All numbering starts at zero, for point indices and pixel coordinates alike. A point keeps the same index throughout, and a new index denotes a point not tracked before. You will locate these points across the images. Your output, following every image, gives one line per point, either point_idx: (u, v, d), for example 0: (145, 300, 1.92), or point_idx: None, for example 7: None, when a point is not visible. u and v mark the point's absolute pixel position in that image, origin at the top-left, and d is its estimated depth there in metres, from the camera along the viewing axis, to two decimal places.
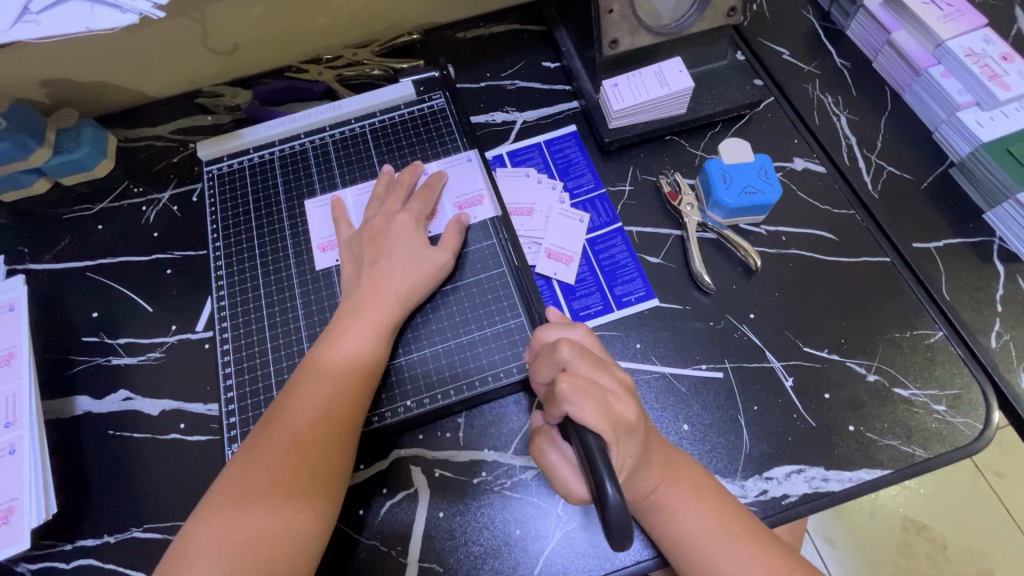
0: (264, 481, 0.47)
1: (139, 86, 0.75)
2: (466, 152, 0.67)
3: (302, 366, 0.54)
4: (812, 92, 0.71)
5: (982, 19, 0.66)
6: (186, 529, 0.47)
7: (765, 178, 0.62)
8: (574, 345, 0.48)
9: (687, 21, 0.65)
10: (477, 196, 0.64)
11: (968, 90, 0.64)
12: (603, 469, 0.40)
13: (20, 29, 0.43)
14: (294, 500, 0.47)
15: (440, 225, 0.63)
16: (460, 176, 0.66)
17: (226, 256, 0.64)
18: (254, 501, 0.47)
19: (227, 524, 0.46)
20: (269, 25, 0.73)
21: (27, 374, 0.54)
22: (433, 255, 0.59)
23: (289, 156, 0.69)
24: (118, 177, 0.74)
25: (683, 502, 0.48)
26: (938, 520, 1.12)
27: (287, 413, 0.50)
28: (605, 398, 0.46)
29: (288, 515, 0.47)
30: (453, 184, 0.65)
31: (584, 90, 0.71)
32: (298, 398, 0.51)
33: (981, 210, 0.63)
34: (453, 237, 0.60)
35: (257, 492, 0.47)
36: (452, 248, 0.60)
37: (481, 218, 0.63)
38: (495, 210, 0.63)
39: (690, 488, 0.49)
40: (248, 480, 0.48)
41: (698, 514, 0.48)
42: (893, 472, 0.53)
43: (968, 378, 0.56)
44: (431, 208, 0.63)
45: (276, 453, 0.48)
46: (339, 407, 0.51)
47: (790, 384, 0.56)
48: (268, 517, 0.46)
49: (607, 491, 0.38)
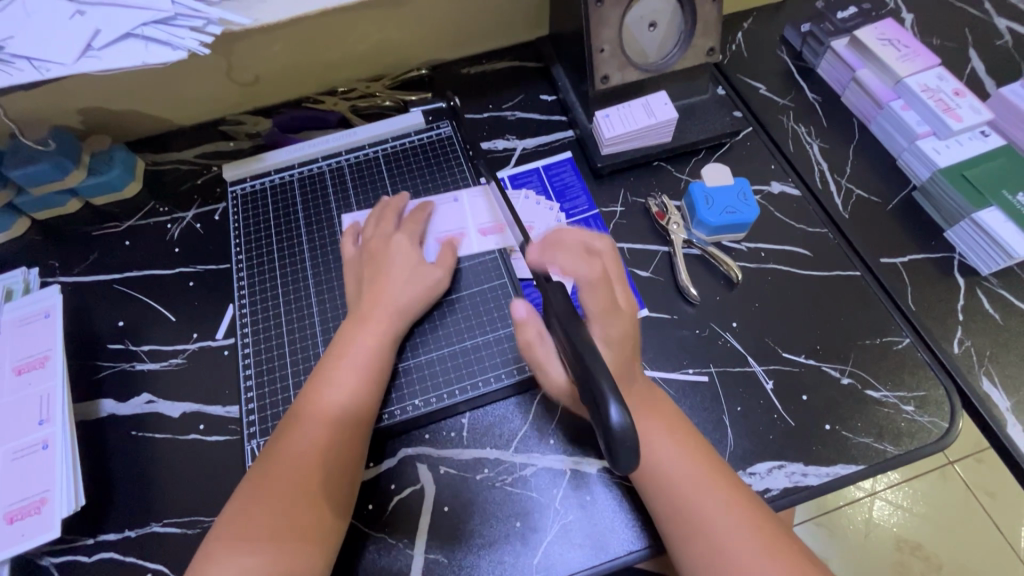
0: (285, 484, 0.51)
1: (166, 114, 0.82)
2: (456, 192, 0.72)
3: (313, 375, 0.57)
4: (787, 122, 0.78)
5: (935, 59, 0.73)
6: (210, 535, 0.49)
7: (744, 200, 0.68)
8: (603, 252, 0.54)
9: (670, 60, 0.72)
10: (460, 233, 0.68)
11: (925, 121, 0.71)
12: (608, 389, 0.36)
13: (85, 62, 0.49)
14: (312, 499, 0.50)
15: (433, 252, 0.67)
16: (448, 212, 0.70)
17: (248, 267, 0.69)
18: (276, 503, 0.50)
19: (249, 525, 0.48)
20: (290, 60, 0.80)
21: (61, 375, 0.58)
22: (431, 271, 0.64)
23: (308, 177, 0.75)
24: (145, 198, 0.79)
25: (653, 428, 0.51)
26: (932, 541, 1.14)
27: (303, 419, 0.54)
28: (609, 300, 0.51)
29: (307, 515, 0.50)
30: (471, 214, 0.70)
31: (578, 120, 0.77)
32: (311, 405, 0.55)
33: (942, 229, 0.69)
34: (448, 256, 0.65)
35: (278, 494, 0.50)
36: (446, 266, 0.65)
37: (486, 247, 0.68)
38: (496, 237, 0.68)
39: (662, 420, 0.52)
40: (268, 483, 0.51)
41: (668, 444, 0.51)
42: (868, 467, 0.57)
43: (935, 381, 0.60)
44: (421, 232, 0.67)
45: (294, 457, 0.52)
46: (351, 411, 0.55)
47: (771, 387, 0.61)
48: (289, 517, 0.49)
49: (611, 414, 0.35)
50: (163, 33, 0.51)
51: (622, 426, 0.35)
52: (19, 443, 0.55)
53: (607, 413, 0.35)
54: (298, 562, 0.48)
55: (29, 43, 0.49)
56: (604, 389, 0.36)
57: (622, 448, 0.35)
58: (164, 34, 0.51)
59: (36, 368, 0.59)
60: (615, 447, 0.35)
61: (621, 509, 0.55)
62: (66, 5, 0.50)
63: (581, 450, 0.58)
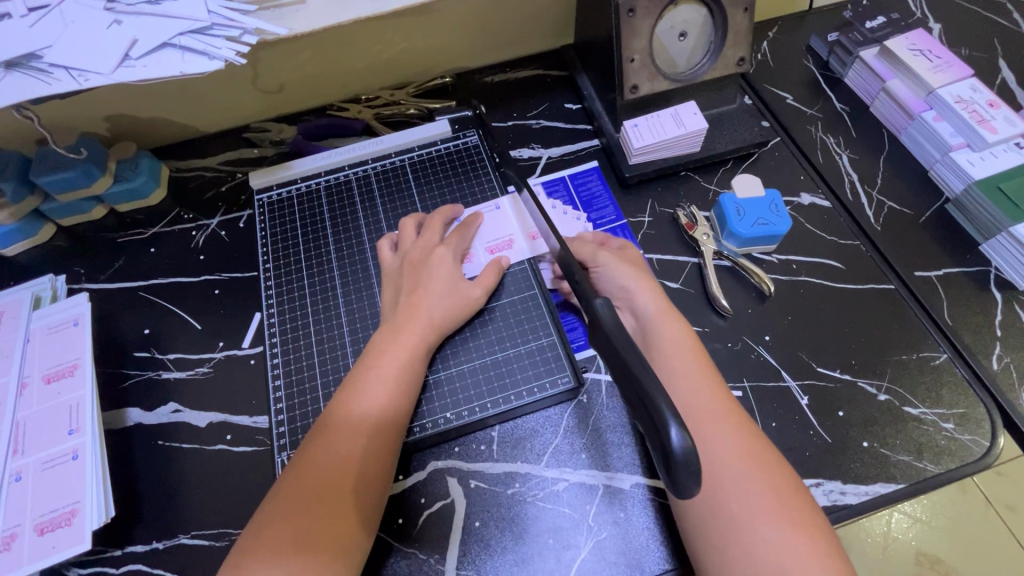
0: (313, 495, 0.49)
1: (192, 121, 0.82)
2: (498, 199, 0.71)
3: (341, 390, 0.56)
4: (815, 133, 0.78)
5: (968, 70, 0.73)
6: (236, 549, 0.48)
7: (776, 211, 0.68)
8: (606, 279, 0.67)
9: (700, 71, 0.72)
10: (507, 241, 0.68)
11: (958, 133, 0.70)
12: (668, 411, 0.35)
13: (122, 72, 0.49)
14: (342, 517, 0.49)
15: (474, 268, 0.66)
16: (495, 220, 0.70)
17: (275, 276, 0.69)
18: (305, 513, 0.49)
19: (277, 539, 0.47)
20: (315, 67, 0.80)
21: (90, 384, 0.58)
22: (469, 289, 0.63)
23: (335, 186, 0.74)
24: (170, 204, 0.79)
25: (676, 326, 0.57)
26: (952, 554, 1.04)
27: (327, 436, 0.53)
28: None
29: (334, 531, 0.49)
30: (494, 226, 0.69)
31: (605, 129, 0.77)
32: (339, 424, 0.53)
33: (977, 242, 0.68)
34: (491, 275, 0.64)
35: (304, 504, 0.49)
36: (488, 284, 0.63)
37: (517, 265, 0.67)
38: (528, 254, 0.67)
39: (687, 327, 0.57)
40: (298, 497, 0.49)
41: (690, 349, 0.55)
42: (907, 486, 0.56)
43: (974, 398, 0.59)
44: (465, 245, 0.66)
45: (323, 472, 0.51)
46: (380, 431, 0.54)
47: (805, 403, 0.60)
48: (317, 534, 0.48)
49: (671, 436, 0.34)
50: (200, 42, 0.50)
51: (684, 449, 0.34)
52: (49, 453, 0.55)
53: (667, 436, 0.34)
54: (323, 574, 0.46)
55: (65, 52, 0.49)
56: (662, 410, 0.35)
57: (683, 472, 0.34)
58: (201, 44, 0.50)
59: (64, 377, 0.59)
60: (677, 471, 0.34)
61: (656, 526, 0.54)
62: (102, 15, 0.50)
63: (613, 466, 0.57)
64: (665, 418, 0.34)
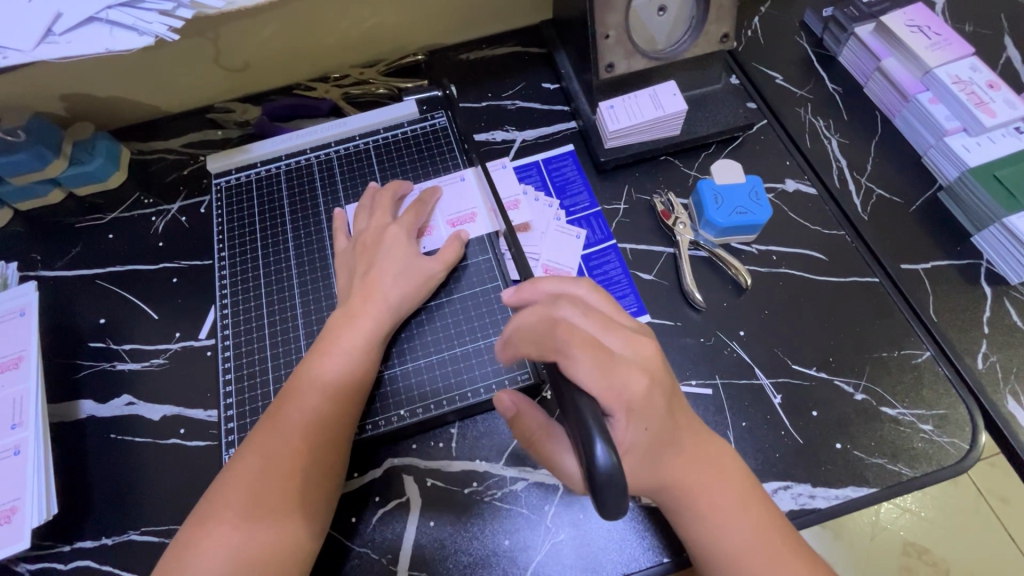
0: (278, 456, 0.49)
1: (151, 101, 0.78)
2: (462, 172, 0.69)
3: (305, 358, 0.56)
4: (805, 116, 0.73)
5: (968, 48, 0.68)
6: (200, 506, 0.48)
7: (756, 199, 0.64)
8: (576, 305, 0.45)
9: (680, 48, 0.67)
10: (468, 217, 0.66)
11: (955, 116, 0.66)
12: (595, 429, 0.36)
13: (43, 49, 0.46)
14: (307, 487, 0.49)
15: (434, 241, 0.64)
16: (457, 194, 0.67)
17: (230, 264, 0.66)
18: (268, 475, 0.48)
19: (240, 495, 0.47)
20: (278, 45, 0.76)
21: (35, 377, 0.56)
22: (428, 266, 0.60)
23: (295, 170, 0.71)
24: (131, 188, 0.76)
25: (727, 514, 0.47)
26: (941, 545, 1.01)
27: (282, 413, 0.52)
28: (602, 347, 0.42)
29: (300, 489, 0.49)
30: (450, 201, 0.67)
31: (581, 111, 0.73)
32: (306, 382, 0.53)
33: (969, 234, 0.64)
34: (450, 252, 0.61)
35: (272, 463, 0.49)
36: (445, 262, 0.61)
37: (479, 256, 0.64)
38: (490, 228, 0.65)
39: (740, 498, 0.47)
40: (263, 455, 0.49)
41: (745, 536, 0.46)
42: (880, 490, 0.53)
43: (955, 398, 0.56)
44: (424, 220, 0.64)
45: (287, 432, 0.50)
46: (335, 409, 0.52)
47: (779, 402, 0.57)
48: (283, 491, 0.48)
49: (597, 452, 0.35)
50: (129, 16, 0.47)
51: (609, 466, 0.35)
52: None
53: (593, 451, 0.35)
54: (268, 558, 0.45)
55: None
56: (589, 426, 0.36)
57: (610, 490, 0.35)
58: (130, 18, 0.47)
59: (9, 369, 0.57)
60: (601, 489, 0.35)
61: (615, 528, 0.53)
62: None
63: None
64: (591, 434, 0.36)
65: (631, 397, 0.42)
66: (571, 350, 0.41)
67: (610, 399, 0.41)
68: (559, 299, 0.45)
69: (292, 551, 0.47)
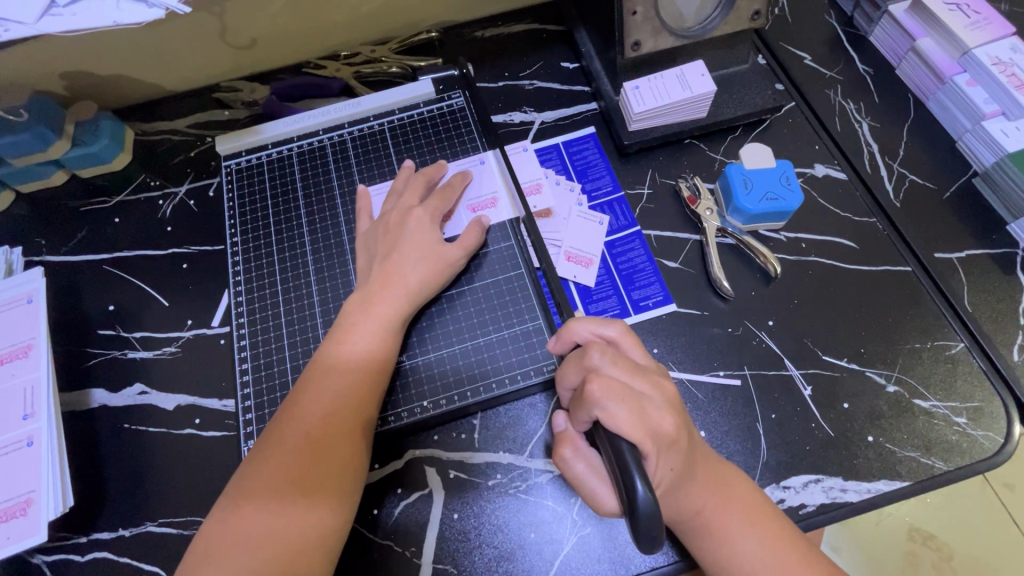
0: (301, 446, 0.47)
1: (156, 79, 0.75)
2: (481, 154, 0.67)
3: (324, 343, 0.54)
4: (834, 98, 0.71)
5: (1009, 27, 0.65)
6: (224, 497, 0.47)
7: (786, 184, 0.62)
8: (605, 350, 0.45)
9: (709, 27, 0.64)
10: (489, 202, 0.64)
11: (994, 99, 0.64)
12: (636, 474, 0.37)
13: (47, 22, 0.43)
14: (328, 480, 0.47)
15: (455, 226, 0.62)
16: (477, 178, 0.65)
17: (243, 250, 0.64)
18: (292, 463, 0.47)
19: (262, 483, 0.46)
20: (287, 21, 0.72)
21: (45, 366, 0.55)
22: (448, 251, 0.58)
23: (307, 152, 0.69)
24: (136, 170, 0.73)
25: (733, 531, 0.46)
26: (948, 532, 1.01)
27: (302, 403, 0.50)
28: (631, 392, 0.43)
29: (323, 476, 0.47)
30: (470, 185, 0.64)
31: (603, 91, 0.70)
32: (330, 367, 0.52)
33: (1005, 221, 0.62)
34: (472, 236, 0.59)
35: (296, 450, 0.47)
36: (467, 247, 0.59)
37: (500, 241, 0.62)
38: (511, 213, 0.63)
39: (751, 514, 0.46)
40: (285, 446, 0.48)
41: (748, 543, 0.45)
42: (911, 484, 0.52)
43: (989, 391, 0.55)
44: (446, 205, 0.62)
45: (311, 420, 0.49)
46: (358, 402, 0.50)
47: (809, 394, 0.56)
48: (308, 479, 0.46)
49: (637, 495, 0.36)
50: None
51: (648, 506, 0.36)
52: (3, 438, 0.52)
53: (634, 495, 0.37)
54: (288, 556, 0.44)
55: None
56: (630, 467, 0.38)
57: (646, 532, 0.36)
58: None
59: (18, 358, 0.55)
60: (641, 527, 0.36)
61: None
62: None
63: None
64: (631, 473, 0.37)
65: (663, 440, 0.42)
66: (604, 399, 0.42)
67: (647, 441, 0.41)
68: (589, 346, 0.46)
69: (317, 544, 0.45)
